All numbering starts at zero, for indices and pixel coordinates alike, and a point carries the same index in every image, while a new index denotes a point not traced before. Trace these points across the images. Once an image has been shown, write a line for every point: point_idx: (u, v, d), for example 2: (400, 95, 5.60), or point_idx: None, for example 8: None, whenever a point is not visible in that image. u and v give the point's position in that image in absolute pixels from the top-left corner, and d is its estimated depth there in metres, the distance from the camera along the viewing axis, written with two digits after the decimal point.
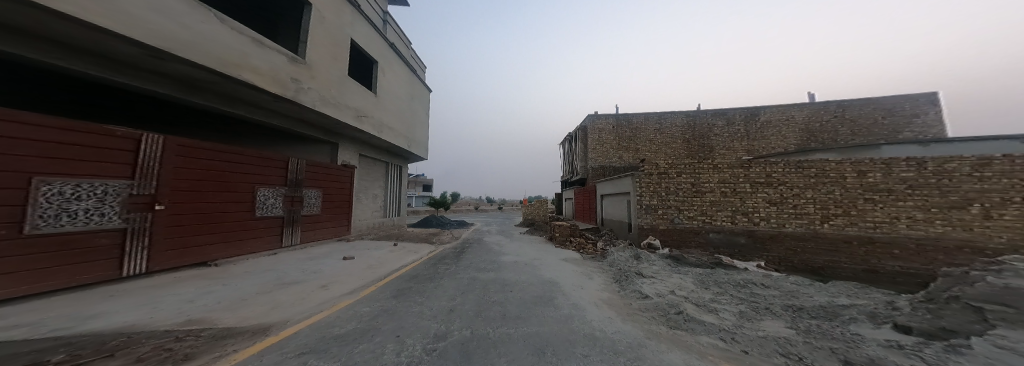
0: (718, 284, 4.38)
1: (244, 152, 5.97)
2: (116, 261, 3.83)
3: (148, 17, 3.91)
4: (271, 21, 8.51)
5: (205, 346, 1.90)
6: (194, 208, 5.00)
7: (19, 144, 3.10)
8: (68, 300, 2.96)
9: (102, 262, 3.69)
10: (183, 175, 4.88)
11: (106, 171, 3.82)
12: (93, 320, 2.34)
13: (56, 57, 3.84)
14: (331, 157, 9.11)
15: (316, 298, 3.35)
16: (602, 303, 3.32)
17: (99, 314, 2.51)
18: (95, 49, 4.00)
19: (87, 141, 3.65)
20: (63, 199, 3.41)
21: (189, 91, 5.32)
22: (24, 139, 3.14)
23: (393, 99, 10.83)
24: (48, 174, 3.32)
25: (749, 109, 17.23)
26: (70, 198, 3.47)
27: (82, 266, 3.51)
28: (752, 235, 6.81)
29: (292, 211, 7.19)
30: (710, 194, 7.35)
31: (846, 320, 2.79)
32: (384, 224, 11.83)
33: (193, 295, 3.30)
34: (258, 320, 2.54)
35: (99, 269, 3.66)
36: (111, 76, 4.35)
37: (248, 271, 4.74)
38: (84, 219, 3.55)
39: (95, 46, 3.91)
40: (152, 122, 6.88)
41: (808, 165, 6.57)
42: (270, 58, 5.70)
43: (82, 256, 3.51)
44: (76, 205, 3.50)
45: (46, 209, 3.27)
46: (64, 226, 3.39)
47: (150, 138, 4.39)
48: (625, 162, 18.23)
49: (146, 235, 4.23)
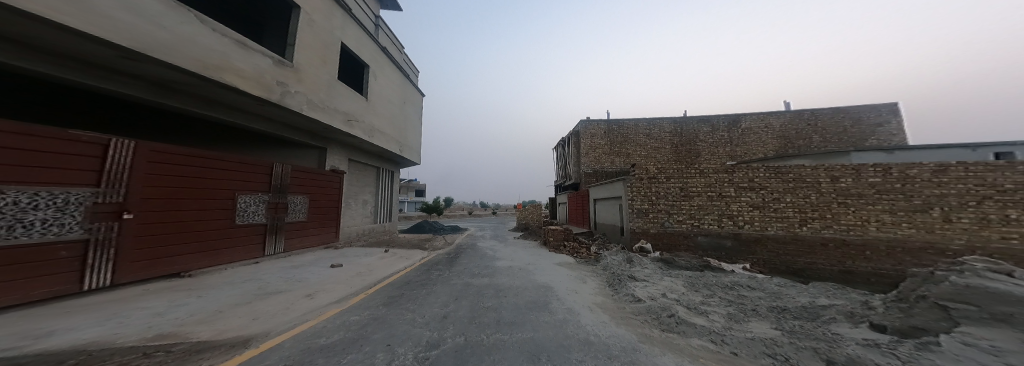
0: (707, 287, 4.47)
1: (222, 158, 5.74)
2: (77, 274, 3.58)
3: (122, 17, 3.75)
4: (257, 22, 8.30)
5: (178, 361, 1.79)
6: (166, 216, 4.74)
7: None
8: (23, 318, 2.74)
9: (61, 275, 3.43)
10: (157, 181, 4.65)
11: (68, 177, 3.59)
12: (50, 338, 2.15)
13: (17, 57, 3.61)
14: (318, 162, 8.84)
15: (300, 308, 3.21)
16: (596, 307, 3.33)
17: (56, 331, 2.32)
18: (60, 49, 3.78)
19: (50, 148, 3.46)
20: (18, 209, 3.18)
21: (164, 93, 5.09)
22: None
23: (385, 103, 10.73)
24: (8, 183, 3.13)
25: (732, 117, 17.96)
26: (26, 208, 3.24)
27: (37, 280, 3.25)
28: (737, 238, 7.02)
29: (275, 218, 6.92)
30: (697, 198, 7.55)
31: (827, 320, 2.90)
32: (374, 230, 11.57)
33: (164, 308, 3.10)
34: (237, 332, 2.41)
35: (57, 283, 3.41)
36: (78, 78, 4.12)
37: (227, 281, 4.51)
38: (40, 230, 3.32)
39: (61, 47, 3.71)
40: (125, 127, 6.58)
41: (786, 170, 6.86)
42: (253, 61, 5.54)
43: (37, 269, 3.26)
44: (32, 215, 3.27)
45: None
46: (18, 237, 3.15)
47: (120, 143, 4.17)
48: (616, 167, 18.57)
49: (112, 246, 3.96)
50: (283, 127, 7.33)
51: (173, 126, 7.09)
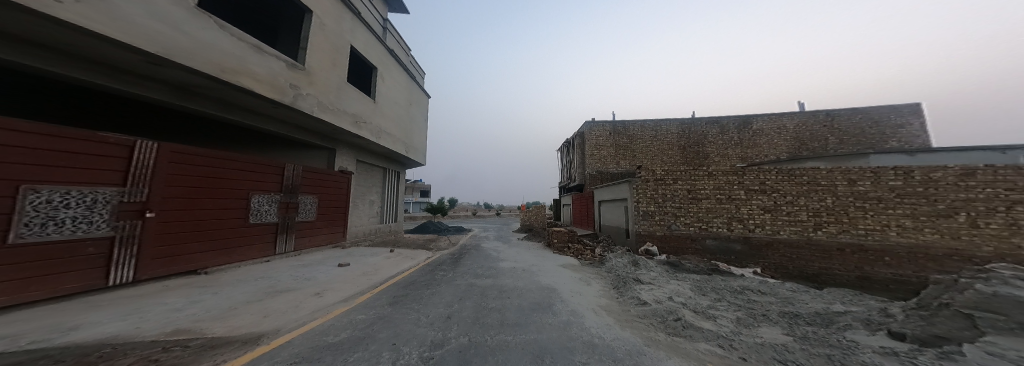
0: (716, 291, 4.37)
1: (238, 158, 5.91)
2: (102, 270, 3.73)
3: (147, 23, 3.92)
4: (271, 27, 8.55)
5: (194, 356, 1.84)
6: (185, 215, 4.89)
7: (20, 153, 3.14)
8: (51, 311, 2.87)
9: (88, 271, 3.59)
10: (178, 182, 4.82)
11: (94, 177, 3.74)
12: (76, 331, 2.26)
13: (52, 63, 3.84)
14: (327, 163, 9.00)
15: (309, 306, 3.27)
16: (599, 310, 3.29)
17: (83, 325, 2.43)
18: (90, 55, 3.98)
19: (79, 149, 3.61)
20: (51, 207, 3.35)
21: (185, 97, 5.28)
22: (25, 148, 3.18)
23: (392, 104, 10.88)
24: (38, 181, 3.28)
25: (742, 118, 17.60)
26: (58, 206, 3.41)
27: (66, 276, 3.40)
28: (748, 242, 6.86)
29: (286, 218, 7.07)
30: (706, 201, 7.41)
31: (842, 327, 2.80)
32: (380, 231, 11.71)
33: (181, 304, 3.20)
34: (250, 329, 2.48)
35: (84, 279, 3.55)
36: (105, 82, 4.33)
37: (238, 279, 4.62)
38: (70, 227, 3.48)
39: (91, 52, 3.92)
40: (146, 128, 6.85)
41: (799, 173, 6.68)
42: (268, 64, 5.70)
43: (67, 265, 3.41)
44: (64, 213, 3.44)
45: (33, 217, 3.20)
46: (50, 234, 3.31)
47: (144, 145, 4.34)
48: (621, 169, 18.44)
49: (135, 243, 4.12)
50: (295, 129, 7.49)
51: (191, 129, 7.35)
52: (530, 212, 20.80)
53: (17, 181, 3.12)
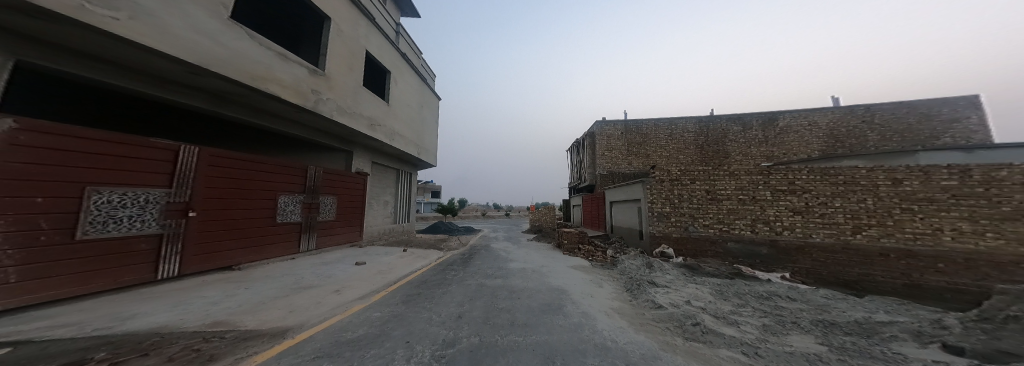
0: (738, 296, 4.16)
1: (267, 161, 6.26)
2: (152, 265, 4.08)
3: (188, 36, 4.24)
4: (294, 36, 9.03)
5: (228, 347, 1.97)
6: (222, 215, 5.23)
7: (85, 157, 3.51)
8: (107, 301, 3.15)
9: (141, 265, 3.94)
10: (215, 183, 5.17)
11: (146, 179, 4.11)
12: (130, 321, 2.47)
13: (109, 75, 4.19)
14: (345, 165, 9.36)
15: (329, 303, 3.41)
16: (612, 312, 3.22)
17: (135, 315, 2.66)
18: (140, 67, 4.34)
19: (133, 153, 3.98)
20: (111, 206, 3.71)
21: (219, 103, 5.64)
22: (89, 153, 3.54)
23: (404, 107, 11.18)
24: (101, 183, 3.65)
25: (764, 115, 16.80)
26: (117, 206, 3.78)
27: (123, 269, 3.76)
28: (775, 246, 6.48)
29: (309, 218, 7.42)
30: (727, 202, 7.13)
31: (886, 338, 2.58)
32: (394, 230, 12.03)
33: (217, 297, 3.42)
34: (277, 323, 2.62)
35: (138, 272, 3.91)
36: (152, 91, 4.69)
37: (266, 275, 4.89)
38: (127, 225, 3.84)
39: (141, 64, 4.26)
40: (183, 134, 7.36)
41: (835, 172, 6.27)
42: (292, 71, 6.00)
43: (123, 260, 3.76)
44: (121, 212, 3.80)
45: (96, 216, 3.56)
46: (110, 231, 3.67)
47: (187, 150, 4.71)
48: (634, 168, 18.03)
49: (180, 241, 4.46)
50: (316, 132, 7.84)
51: (223, 134, 7.84)
52: (539, 213, 20.69)
53: (83, 183, 3.48)
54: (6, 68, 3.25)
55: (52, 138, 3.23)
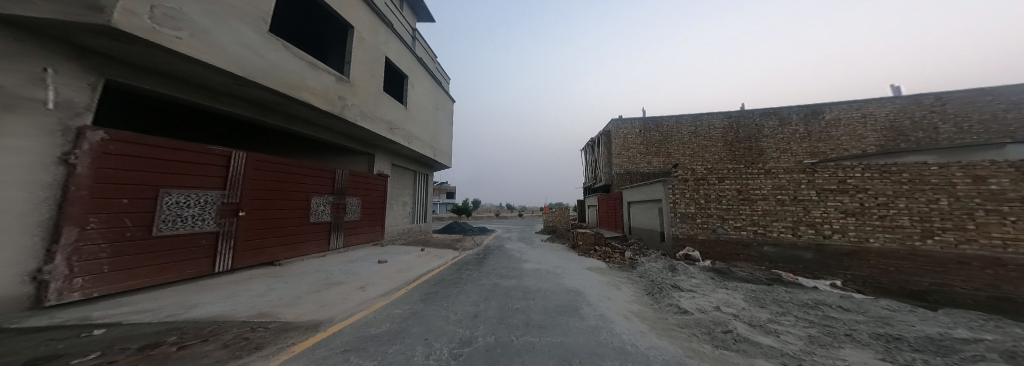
0: (778, 304, 3.85)
1: (303, 165, 6.74)
2: (210, 259, 4.65)
3: (237, 51, 4.64)
4: (321, 46, 9.62)
5: (270, 337, 2.14)
6: (266, 214, 5.72)
7: (158, 164, 4.11)
8: (174, 292, 3.55)
9: (201, 259, 4.52)
10: (259, 185, 5.67)
11: (205, 182, 4.70)
12: (193, 310, 2.75)
13: (175, 89, 4.64)
14: (368, 167, 9.79)
15: (355, 299, 3.59)
16: (632, 316, 3.10)
17: (195, 304, 2.95)
18: (198, 81, 4.78)
19: (194, 159, 4.56)
20: (179, 206, 4.31)
21: (261, 112, 6.10)
22: (161, 160, 4.14)
23: (421, 110, 11.52)
24: (170, 186, 4.24)
25: (793, 109, 15.77)
26: (184, 206, 4.37)
27: (188, 262, 4.35)
28: (822, 251, 5.93)
29: (337, 217, 7.85)
30: (763, 202, 6.67)
31: (966, 358, 2.28)
32: (412, 230, 12.41)
33: (261, 290, 3.74)
34: (311, 316, 2.80)
35: (199, 265, 4.49)
36: (208, 102, 5.14)
37: (303, 271, 5.26)
38: (191, 223, 4.45)
39: (198, 79, 4.70)
40: (227, 141, 8.04)
41: (897, 169, 5.56)
42: (321, 79, 6.39)
43: (187, 254, 4.35)
44: (187, 211, 4.40)
45: (167, 215, 4.16)
46: (179, 228, 4.27)
47: (237, 155, 5.25)
48: (653, 168, 17.39)
49: (232, 237, 4.99)
50: (342, 137, 8.29)
51: (261, 141, 8.45)
52: (552, 213, 20.47)
53: (156, 185, 4.07)
54: (100, 89, 3.72)
55: (132, 147, 3.80)
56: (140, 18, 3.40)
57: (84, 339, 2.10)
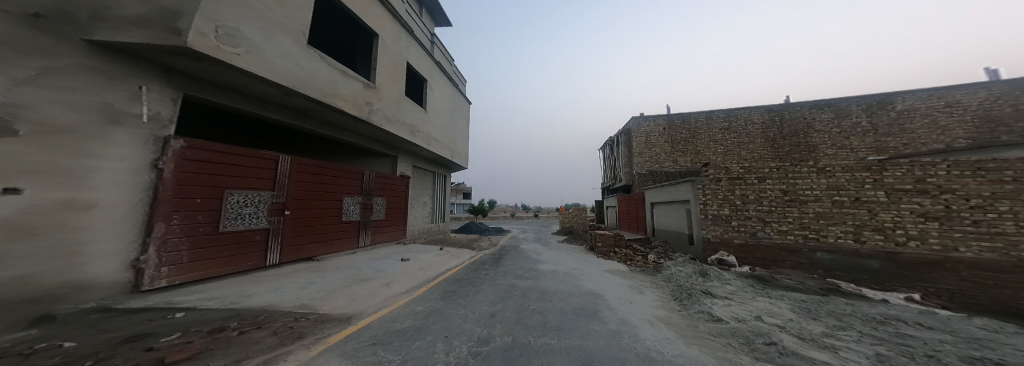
0: (835, 317, 3.48)
1: (337, 167, 7.24)
2: (262, 253, 5.25)
3: (283, 64, 5.03)
4: (350, 55, 10.22)
5: (309, 328, 2.32)
6: (306, 213, 6.24)
7: (223, 168, 4.77)
8: (233, 284, 3.93)
9: (255, 253, 5.13)
10: (302, 186, 6.21)
11: (259, 184, 5.32)
12: (246, 303, 3.01)
13: (233, 99, 5.06)
14: (391, 168, 10.19)
15: (380, 294, 3.77)
16: (657, 322, 2.96)
17: (246, 297, 3.24)
18: (255, 92, 5.20)
19: (251, 164, 5.20)
20: (240, 205, 4.96)
21: (301, 118, 6.54)
22: (226, 164, 4.80)
23: (439, 112, 11.85)
24: (233, 188, 4.90)
25: (847, 100, 14.95)
26: (243, 205, 5.02)
27: (246, 255, 4.98)
28: (893, 259, 5.09)
29: (365, 216, 8.28)
30: (816, 204, 6.02)
31: None
32: (432, 230, 12.79)
33: (302, 284, 4.04)
34: (344, 309, 2.99)
35: (253, 259, 5.11)
36: (260, 110, 5.58)
37: (337, 267, 5.61)
38: (249, 220, 5.08)
39: (251, 90, 5.12)
40: (268, 145, 8.73)
41: (999, 165, 4.54)
42: (352, 86, 6.77)
43: (245, 247, 4.98)
44: (245, 210, 5.04)
45: (230, 213, 4.81)
46: (239, 225, 4.91)
47: (285, 160, 5.83)
48: (680, 167, 16.68)
49: (279, 234, 5.58)
50: (368, 140, 8.72)
51: (296, 145, 9.05)
52: (568, 214, 20.07)
53: (221, 187, 4.73)
54: (178, 102, 4.24)
55: (204, 154, 4.49)
56: (208, 38, 3.82)
57: (165, 325, 2.48)
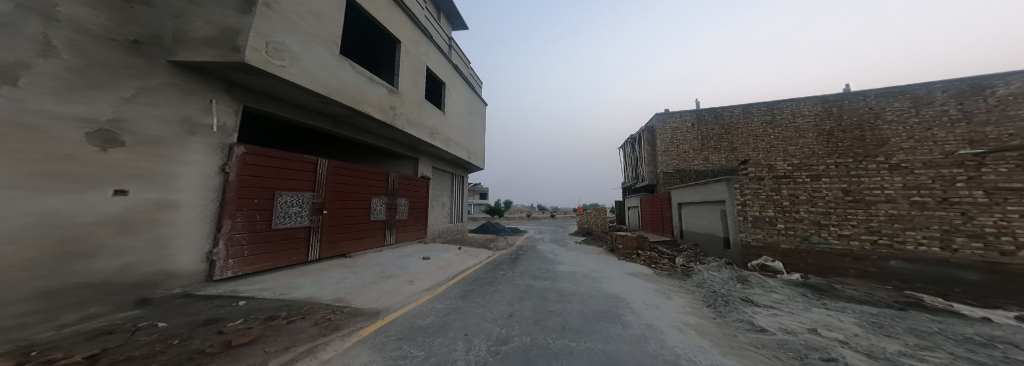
0: (906, 332, 3.08)
1: (367, 169, 7.63)
2: (304, 249, 5.69)
3: (319, 73, 5.36)
4: (375, 62, 10.74)
5: (342, 321, 2.48)
6: (341, 213, 6.65)
7: (273, 171, 5.19)
8: (279, 277, 4.29)
9: (299, 249, 5.57)
10: (337, 187, 6.62)
11: (302, 185, 5.75)
12: (289, 295, 3.25)
13: (280, 108, 5.45)
14: (412, 170, 10.53)
15: (404, 291, 3.91)
16: (688, 329, 2.80)
17: (288, 289, 3.51)
18: (299, 101, 5.58)
19: (296, 166, 5.62)
20: (287, 205, 5.41)
21: (336, 124, 6.92)
22: (275, 168, 5.23)
23: (457, 115, 12.09)
24: (282, 189, 5.34)
25: (928, 86, 12.88)
26: (289, 205, 5.47)
27: (291, 251, 5.42)
28: (997, 271, 4.46)
29: (390, 216, 8.65)
30: (887, 205, 5.43)
31: None
32: (450, 229, 13.08)
33: (335, 279, 4.30)
34: (372, 304, 3.14)
35: (298, 254, 5.55)
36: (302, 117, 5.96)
37: (366, 263, 5.92)
38: (293, 219, 5.53)
39: (295, 100, 5.49)
40: (302, 149, 9.35)
41: None
42: (377, 92, 7.09)
43: (291, 244, 5.44)
44: (291, 209, 5.48)
45: (280, 212, 5.27)
46: (286, 223, 5.37)
47: (322, 163, 6.24)
48: (712, 164, 16.04)
49: (318, 232, 6.01)
50: (392, 143, 9.09)
51: (326, 149, 9.58)
52: (585, 214, 19.46)
53: (273, 188, 5.18)
54: (240, 113, 4.70)
55: (258, 158, 4.91)
56: (260, 53, 4.18)
57: (223, 312, 2.76)
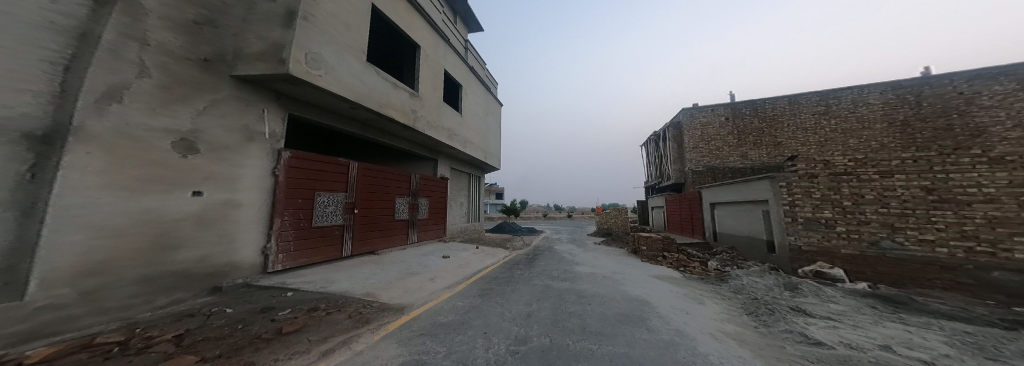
0: (991, 350, 2.69)
1: (392, 170, 7.97)
2: (339, 246, 6.08)
3: (350, 81, 5.65)
4: (398, 68, 11.16)
5: (371, 315, 2.61)
6: (370, 212, 7.01)
7: (315, 173, 5.57)
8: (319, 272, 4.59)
9: (334, 245, 5.96)
10: (366, 188, 6.98)
11: (337, 186, 6.12)
12: (325, 290, 3.47)
13: (319, 114, 5.81)
14: (432, 171, 10.82)
15: (427, 289, 4.03)
16: (727, 337, 2.63)
17: (324, 283, 3.76)
18: (334, 108, 5.92)
19: (332, 168, 5.99)
20: (325, 205, 5.79)
21: (365, 128, 7.26)
22: (317, 170, 5.60)
23: (473, 116, 12.27)
24: (321, 190, 5.72)
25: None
26: (327, 204, 5.85)
27: (329, 247, 5.81)
28: None
29: (413, 215, 8.97)
30: (983, 206, 4.79)
31: None
32: (468, 229, 13.28)
33: (366, 275, 4.53)
34: (397, 300, 3.28)
35: (334, 250, 5.94)
36: (336, 123, 6.31)
37: (392, 261, 6.18)
38: (331, 217, 5.91)
39: (331, 106, 5.84)
40: (332, 152, 9.88)
41: None
42: (400, 96, 7.36)
43: (329, 240, 5.82)
44: (329, 208, 5.87)
45: (319, 211, 5.65)
46: (325, 221, 5.75)
47: (354, 165, 6.60)
48: (751, 162, 15.06)
49: (350, 230, 6.38)
50: (413, 146, 9.41)
51: (353, 152, 10.08)
52: (602, 214, 18.85)
53: (314, 189, 5.57)
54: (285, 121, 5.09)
55: (303, 162, 5.30)
56: (301, 64, 4.50)
57: (272, 302, 3.03)
